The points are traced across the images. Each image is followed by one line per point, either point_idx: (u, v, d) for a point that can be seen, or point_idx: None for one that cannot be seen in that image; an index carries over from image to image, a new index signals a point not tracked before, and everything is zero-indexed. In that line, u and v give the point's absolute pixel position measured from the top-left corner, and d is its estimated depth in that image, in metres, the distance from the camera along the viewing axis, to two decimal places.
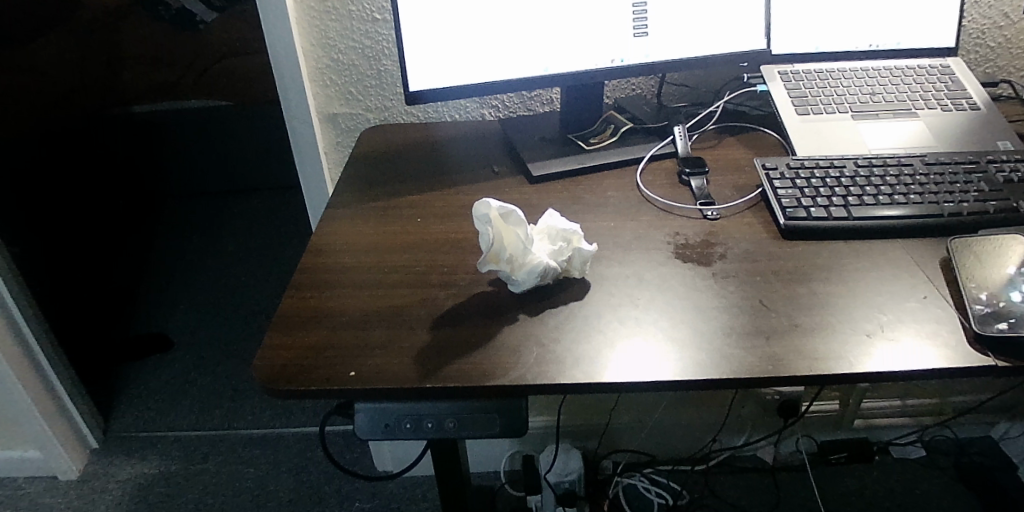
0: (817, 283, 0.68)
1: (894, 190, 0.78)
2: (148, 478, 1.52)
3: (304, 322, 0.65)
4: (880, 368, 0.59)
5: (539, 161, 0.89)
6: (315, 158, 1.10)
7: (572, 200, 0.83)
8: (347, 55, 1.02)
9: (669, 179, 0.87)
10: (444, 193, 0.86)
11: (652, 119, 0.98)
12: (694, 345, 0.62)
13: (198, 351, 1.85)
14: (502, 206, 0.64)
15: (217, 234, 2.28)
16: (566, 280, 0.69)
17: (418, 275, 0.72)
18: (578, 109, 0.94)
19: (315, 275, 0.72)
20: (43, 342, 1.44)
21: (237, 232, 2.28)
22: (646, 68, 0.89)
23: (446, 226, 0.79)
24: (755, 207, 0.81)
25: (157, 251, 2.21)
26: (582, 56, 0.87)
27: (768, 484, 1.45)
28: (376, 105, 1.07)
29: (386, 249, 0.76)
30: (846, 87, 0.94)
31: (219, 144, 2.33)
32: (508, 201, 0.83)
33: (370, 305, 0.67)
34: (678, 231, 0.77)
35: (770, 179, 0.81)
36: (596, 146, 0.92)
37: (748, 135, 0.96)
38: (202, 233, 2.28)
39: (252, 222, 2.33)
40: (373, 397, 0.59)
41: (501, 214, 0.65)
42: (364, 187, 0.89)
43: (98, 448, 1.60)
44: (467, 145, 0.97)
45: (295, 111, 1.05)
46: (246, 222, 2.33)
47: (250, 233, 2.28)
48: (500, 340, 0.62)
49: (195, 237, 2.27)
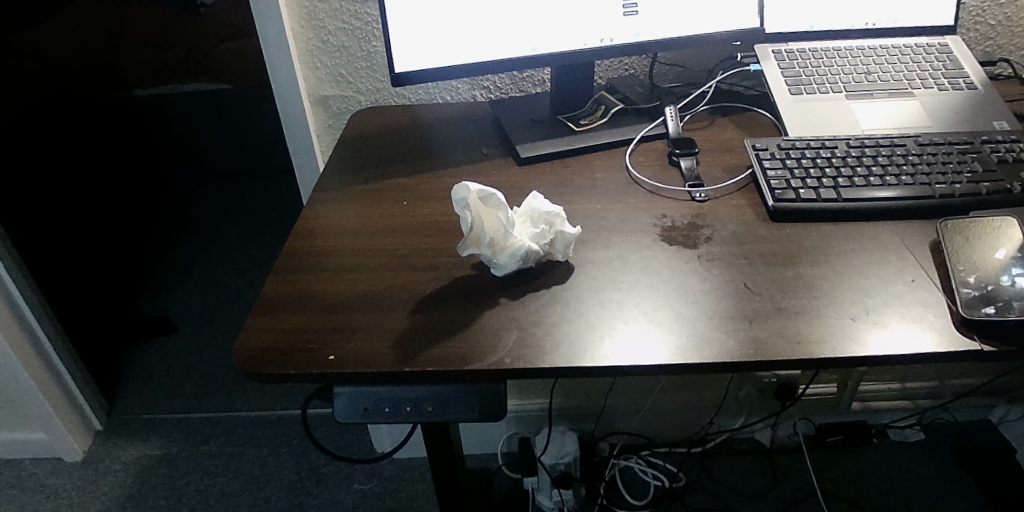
0: (804, 266, 0.67)
1: (886, 172, 0.76)
2: (151, 460, 1.54)
3: (285, 305, 0.65)
4: (865, 353, 0.58)
5: (528, 143, 0.88)
6: (308, 141, 1.09)
7: (559, 182, 0.82)
8: (336, 36, 1.01)
9: (659, 161, 0.86)
10: (431, 176, 0.85)
11: (643, 100, 0.96)
12: (677, 329, 0.61)
13: (200, 333, 1.86)
14: (481, 189, 0.63)
15: (223, 217, 2.27)
16: (550, 263, 0.68)
17: (401, 258, 0.71)
18: (568, 89, 0.93)
19: (299, 258, 0.72)
20: (46, 325, 1.45)
21: (240, 216, 2.28)
22: (636, 48, 0.88)
23: (432, 209, 0.79)
24: (744, 188, 0.80)
25: (165, 232, 2.21)
26: (571, 35, 0.86)
27: (765, 467, 1.45)
28: (367, 87, 1.06)
29: (371, 232, 0.76)
30: (841, 66, 0.93)
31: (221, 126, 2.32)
32: (494, 184, 0.82)
33: (354, 287, 0.67)
34: (665, 214, 0.76)
35: (760, 160, 0.80)
36: (586, 127, 0.91)
37: (741, 116, 0.95)
38: (209, 215, 2.28)
39: (254, 205, 2.32)
40: (353, 381, 0.59)
41: (482, 197, 0.64)
42: (351, 169, 0.88)
43: (103, 430, 1.61)
44: (457, 127, 0.96)
45: (286, 93, 1.04)
46: (251, 205, 2.33)
47: (253, 216, 2.27)
48: (480, 323, 0.62)
49: (199, 220, 2.26)
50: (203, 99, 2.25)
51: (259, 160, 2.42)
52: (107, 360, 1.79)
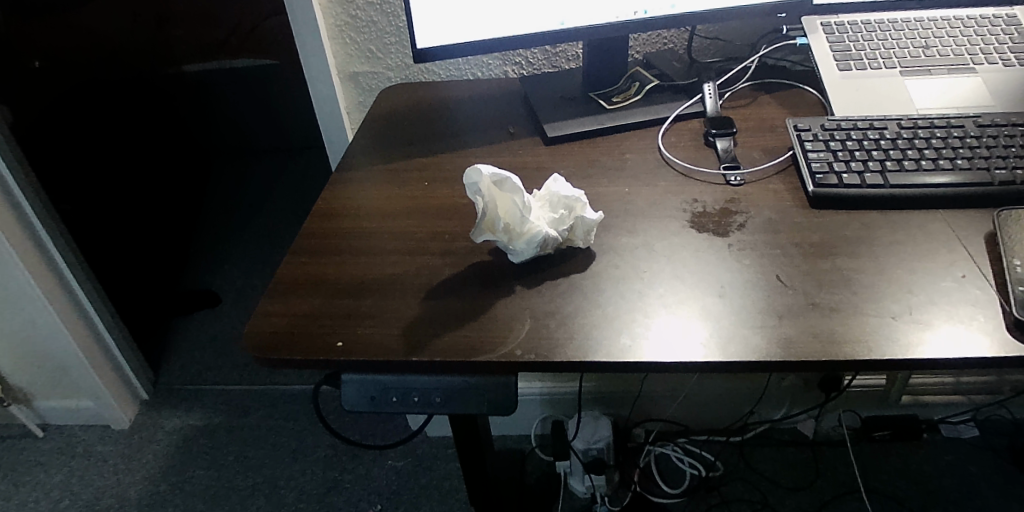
0: (842, 257, 0.63)
1: (940, 156, 0.71)
2: (193, 430, 1.59)
3: (300, 288, 0.65)
4: (906, 356, 0.54)
5: (555, 121, 0.85)
6: (338, 116, 1.08)
7: (586, 163, 0.79)
8: (365, 10, 0.99)
9: (694, 141, 0.81)
10: (455, 156, 0.83)
11: (681, 76, 0.91)
12: (701, 324, 0.58)
13: (243, 307, 1.90)
14: (496, 172, 0.60)
15: (268, 191, 2.31)
16: (570, 249, 0.65)
17: (418, 241, 0.69)
18: (601, 65, 0.88)
19: (317, 239, 0.71)
20: (92, 296, 1.49)
21: (284, 190, 2.30)
22: (673, 21, 0.83)
23: (453, 190, 0.77)
24: (784, 171, 0.75)
25: (214, 206, 2.26)
26: (602, 8, 0.81)
27: (808, 459, 1.40)
28: (397, 63, 1.04)
29: (391, 213, 0.74)
30: (895, 40, 0.86)
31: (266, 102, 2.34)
32: (519, 164, 0.79)
33: (369, 271, 0.66)
34: (696, 198, 0.72)
35: (801, 141, 0.75)
36: (618, 105, 0.87)
37: (786, 94, 0.89)
38: (255, 189, 2.32)
39: (298, 179, 2.34)
40: (360, 369, 0.58)
41: (496, 181, 0.60)
42: (376, 148, 0.86)
43: (148, 400, 1.67)
44: (485, 104, 0.93)
45: (315, 70, 1.03)
46: (295, 180, 2.35)
47: (297, 190, 2.29)
48: (494, 312, 0.60)
49: (243, 194, 2.30)
50: (249, 74, 2.27)
51: (304, 133, 2.43)
52: (154, 331, 1.85)
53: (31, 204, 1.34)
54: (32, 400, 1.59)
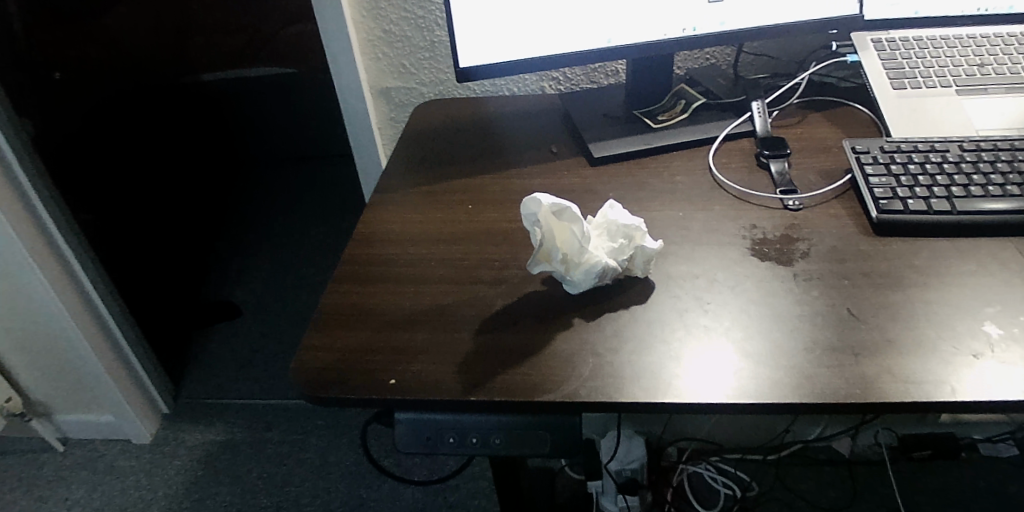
0: (914, 289, 0.60)
1: (1008, 180, 0.68)
2: (215, 445, 1.57)
3: (345, 321, 0.63)
4: (995, 397, 0.51)
5: (600, 141, 0.82)
6: (370, 132, 1.05)
7: (635, 185, 0.76)
8: (399, 26, 0.96)
9: (746, 162, 0.79)
10: (497, 177, 0.80)
11: (727, 93, 0.88)
12: (771, 362, 0.55)
13: (263, 319, 1.88)
14: (555, 201, 0.57)
15: (287, 201, 2.29)
16: (627, 279, 0.63)
17: (466, 269, 0.67)
18: (645, 82, 0.86)
19: (359, 267, 0.69)
20: (113, 309, 1.48)
21: (302, 200, 2.29)
22: (722, 37, 0.81)
23: (498, 214, 0.74)
24: (844, 195, 0.72)
25: (234, 215, 2.25)
26: (649, 24, 0.79)
27: (844, 477, 1.36)
28: (430, 78, 1.02)
29: (435, 239, 0.71)
30: (952, 57, 0.84)
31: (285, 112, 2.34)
32: (565, 187, 0.77)
33: (416, 304, 0.64)
34: (754, 223, 0.69)
35: (861, 164, 0.72)
36: (664, 123, 0.84)
37: (836, 112, 0.86)
38: (273, 199, 2.30)
39: (316, 189, 2.33)
40: (414, 408, 0.55)
41: (552, 212, 0.58)
42: (415, 168, 0.84)
43: (169, 414, 1.65)
44: (524, 121, 0.91)
45: (347, 86, 1.01)
46: (316, 189, 2.33)
47: (317, 201, 2.28)
48: (552, 348, 0.57)
49: (262, 204, 2.29)
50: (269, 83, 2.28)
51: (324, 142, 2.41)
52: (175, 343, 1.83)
53: (53, 217, 1.33)
54: (53, 414, 1.57)
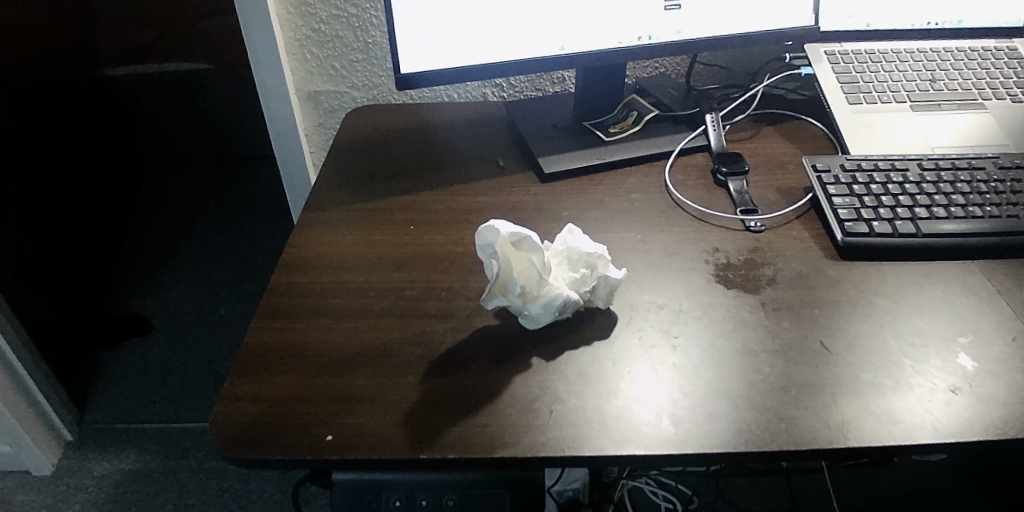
0: (885, 317, 0.58)
1: (968, 201, 0.67)
2: (126, 475, 1.43)
3: (274, 365, 0.55)
4: (976, 436, 0.48)
5: (551, 155, 0.77)
6: (296, 139, 0.97)
7: (590, 203, 0.71)
8: (329, 24, 0.88)
9: (703, 179, 0.75)
10: (441, 193, 0.74)
11: (679, 105, 0.85)
12: (747, 402, 0.51)
13: (180, 335, 1.74)
14: (514, 231, 0.51)
15: (202, 206, 2.12)
16: (588, 311, 0.58)
17: (410, 300, 0.60)
18: (596, 92, 0.81)
19: (289, 298, 0.61)
20: (7, 332, 1.32)
21: (219, 205, 2.13)
22: (678, 47, 0.77)
23: (443, 235, 0.68)
24: (805, 215, 0.69)
25: (143, 222, 2.05)
26: (604, 31, 0.74)
27: (782, 486, 1.37)
28: (364, 82, 0.94)
29: (374, 265, 0.64)
30: (902, 72, 0.83)
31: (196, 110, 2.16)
32: (514, 205, 0.71)
33: (355, 342, 0.57)
34: (716, 246, 0.65)
35: (823, 183, 0.69)
36: (616, 136, 0.80)
37: (788, 126, 0.84)
38: (186, 204, 2.13)
39: (234, 193, 2.17)
40: (354, 468, 0.48)
41: (509, 240, 0.52)
42: (349, 181, 0.76)
43: (73, 441, 1.51)
44: (468, 131, 0.84)
45: (271, 88, 0.92)
46: (233, 193, 2.17)
47: (237, 205, 2.13)
48: (509, 394, 0.52)
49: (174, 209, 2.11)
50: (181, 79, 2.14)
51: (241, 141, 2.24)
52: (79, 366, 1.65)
53: None
54: None
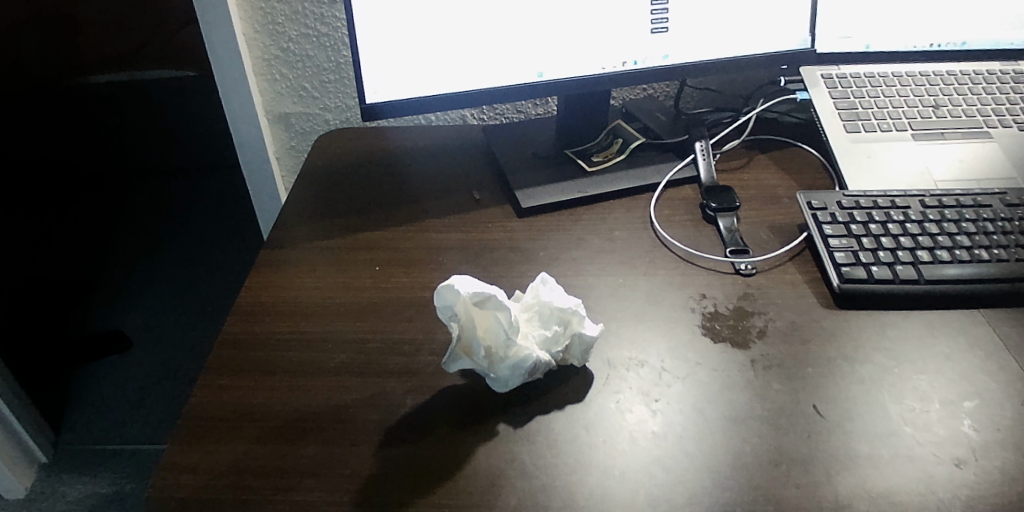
0: (884, 377, 0.53)
1: (974, 243, 0.62)
2: (100, 499, 1.38)
3: (217, 431, 0.50)
4: None
5: (529, 187, 0.72)
6: (266, 162, 0.92)
7: (569, 241, 0.67)
8: (299, 43, 0.83)
9: (691, 215, 0.71)
10: (411, 229, 0.69)
11: (668, 131, 0.80)
12: (733, 480, 0.46)
13: (160, 351, 1.68)
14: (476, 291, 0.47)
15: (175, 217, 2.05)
16: (561, 370, 0.53)
17: (370, 354, 0.56)
18: (579, 119, 0.76)
19: (238, 351, 0.56)
20: None
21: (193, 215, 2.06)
22: (665, 72, 0.72)
23: (410, 278, 0.63)
24: (799, 257, 0.65)
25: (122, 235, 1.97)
26: (586, 56, 0.69)
27: None
28: (337, 104, 0.89)
29: (334, 312, 0.60)
30: (903, 97, 0.79)
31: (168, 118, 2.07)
32: (488, 243, 0.67)
33: (308, 404, 0.52)
34: (703, 292, 0.61)
35: (818, 222, 0.65)
36: (599, 166, 0.75)
37: (782, 155, 0.80)
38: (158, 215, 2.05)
39: (208, 202, 2.10)
40: None
41: (469, 299, 0.48)
42: (313, 215, 0.72)
43: (48, 463, 1.44)
44: (443, 158, 0.80)
45: (238, 110, 0.87)
46: (210, 205, 2.10)
47: (219, 215, 2.06)
48: (473, 468, 0.47)
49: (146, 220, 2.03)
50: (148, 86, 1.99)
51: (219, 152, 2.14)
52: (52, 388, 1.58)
53: None
54: None
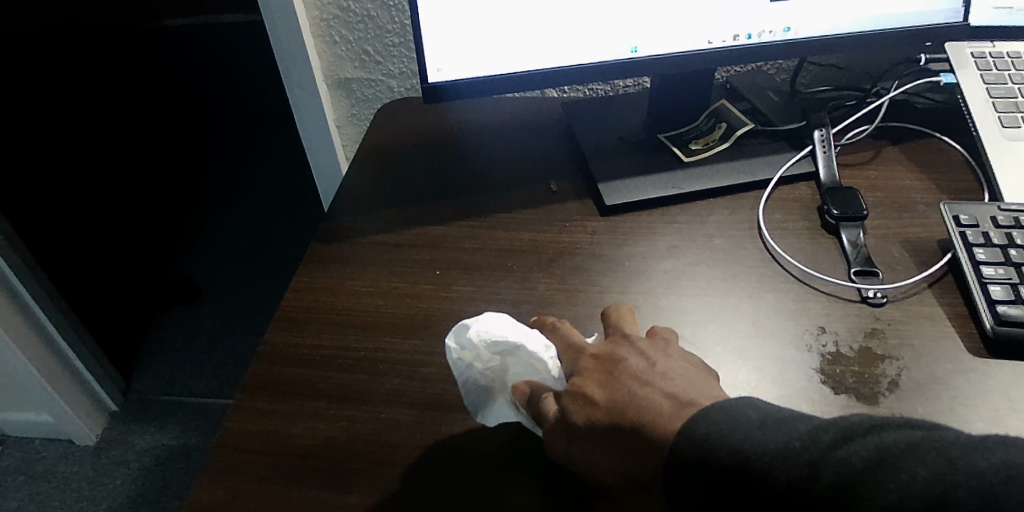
0: None
1: None
2: (166, 452, 1.26)
3: (249, 467, 0.44)
4: None
5: (614, 180, 0.63)
6: (325, 130, 0.85)
7: (660, 249, 0.58)
8: (359, 3, 0.75)
9: (806, 221, 0.60)
10: (480, 226, 0.61)
11: (781, 115, 0.68)
12: None
13: (233, 304, 1.54)
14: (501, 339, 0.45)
15: (252, 167, 1.89)
16: None
17: (426, 382, 0.49)
18: (676, 100, 0.65)
19: (282, 368, 0.50)
20: (42, 297, 1.13)
21: (264, 165, 1.90)
22: (784, 49, 0.60)
23: (477, 286, 0.55)
24: (940, 285, 0.54)
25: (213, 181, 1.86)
26: (687, 30, 0.58)
27: None
28: (400, 70, 0.81)
29: (388, 325, 0.53)
30: None
31: (232, 66, 1.85)
32: (566, 246, 0.58)
33: (353, 441, 0.45)
34: (821, 324, 0.52)
35: (968, 245, 0.54)
36: (697, 156, 0.64)
37: (918, 148, 0.67)
38: (242, 163, 1.90)
39: (281, 151, 1.93)
40: None
41: (489, 342, 0.45)
42: (372, 204, 0.64)
43: (117, 412, 1.33)
44: (519, 140, 0.71)
45: (294, 74, 0.80)
46: (280, 153, 1.92)
47: (285, 166, 1.88)
48: None
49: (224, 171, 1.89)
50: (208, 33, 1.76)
51: (282, 100, 1.96)
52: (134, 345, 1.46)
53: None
54: None
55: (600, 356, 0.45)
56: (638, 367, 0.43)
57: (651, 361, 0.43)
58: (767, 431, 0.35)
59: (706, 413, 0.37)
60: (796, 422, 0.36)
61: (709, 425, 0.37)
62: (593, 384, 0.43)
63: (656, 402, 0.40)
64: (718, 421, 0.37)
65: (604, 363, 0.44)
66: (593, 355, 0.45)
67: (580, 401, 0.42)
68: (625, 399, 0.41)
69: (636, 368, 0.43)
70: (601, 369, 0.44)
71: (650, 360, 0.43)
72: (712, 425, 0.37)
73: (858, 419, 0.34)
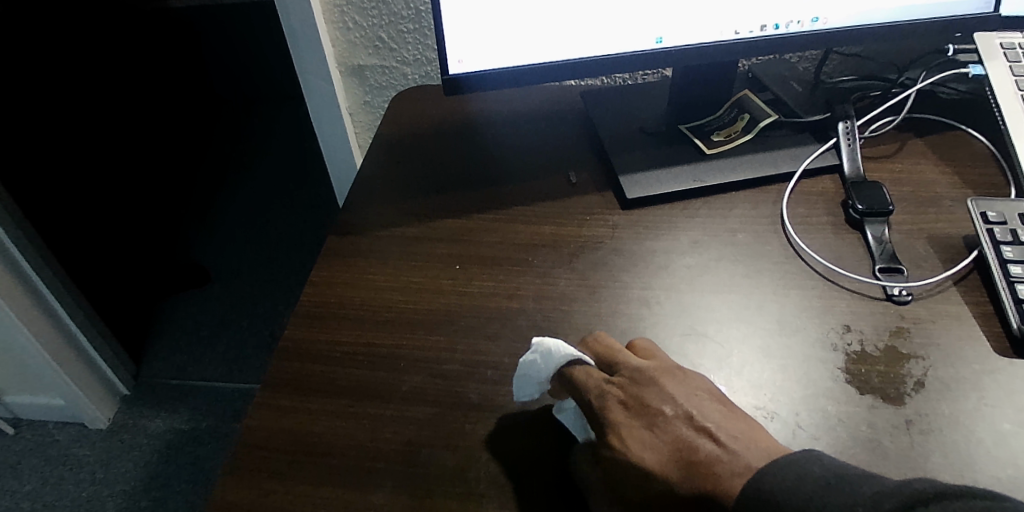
0: None
1: None
2: (178, 435, 1.27)
3: (272, 466, 0.44)
4: None
5: (635, 172, 0.62)
6: (339, 118, 0.84)
7: (682, 245, 0.57)
8: None
9: (830, 216, 0.59)
10: (499, 219, 0.60)
11: (804, 106, 0.67)
12: None
13: (241, 288, 1.54)
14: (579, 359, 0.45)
15: (258, 149, 1.88)
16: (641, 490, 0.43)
17: (448, 379, 0.48)
18: (699, 90, 0.64)
19: (301, 364, 0.50)
20: (53, 282, 1.12)
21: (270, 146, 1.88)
22: (811, 40, 0.59)
23: (496, 281, 0.55)
24: (965, 282, 0.54)
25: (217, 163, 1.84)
26: (712, 20, 0.57)
27: None
28: (415, 56, 0.80)
29: (407, 321, 0.52)
30: None
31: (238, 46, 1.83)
32: (587, 240, 0.58)
33: (376, 440, 0.45)
34: (846, 323, 0.51)
35: (995, 243, 0.53)
36: (719, 148, 0.64)
37: (943, 140, 0.66)
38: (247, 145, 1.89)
39: (287, 132, 1.91)
40: None
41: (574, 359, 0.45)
42: (389, 196, 0.64)
43: (128, 396, 1.33)
44: (537, 130, 0.70)
45: (308, 62, 0.79)
46: (287, 134, 1.91)
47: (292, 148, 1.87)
48: None
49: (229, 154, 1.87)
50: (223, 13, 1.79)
51: (288, 81, 1.94)
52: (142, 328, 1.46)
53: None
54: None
55: (635, 411, 0.41)
56: (682, 431, 0.40)
57: (689, 415, 0.41)
58: (832, 492, 0.36)
59: (774, 468, 0.38)
60: (858, 483, 0.37)
61: (776, 479, 0.37)
62: (636, 448, 0.40)
63: (712, 467, 0.39)
64: (785, 479, 0.37)
65: (642, 424, 0.41)
66: (624, 405, 0.42)
67: (628, 475, 0.39)
68: (677, 471, 0.39)
69: (681, 430, 0.40)
70: (641, 426, 0.41)
71: (688, 417, 0.41)
72: (779, 482, 0.37)
73: (920, 486, 0.36)
